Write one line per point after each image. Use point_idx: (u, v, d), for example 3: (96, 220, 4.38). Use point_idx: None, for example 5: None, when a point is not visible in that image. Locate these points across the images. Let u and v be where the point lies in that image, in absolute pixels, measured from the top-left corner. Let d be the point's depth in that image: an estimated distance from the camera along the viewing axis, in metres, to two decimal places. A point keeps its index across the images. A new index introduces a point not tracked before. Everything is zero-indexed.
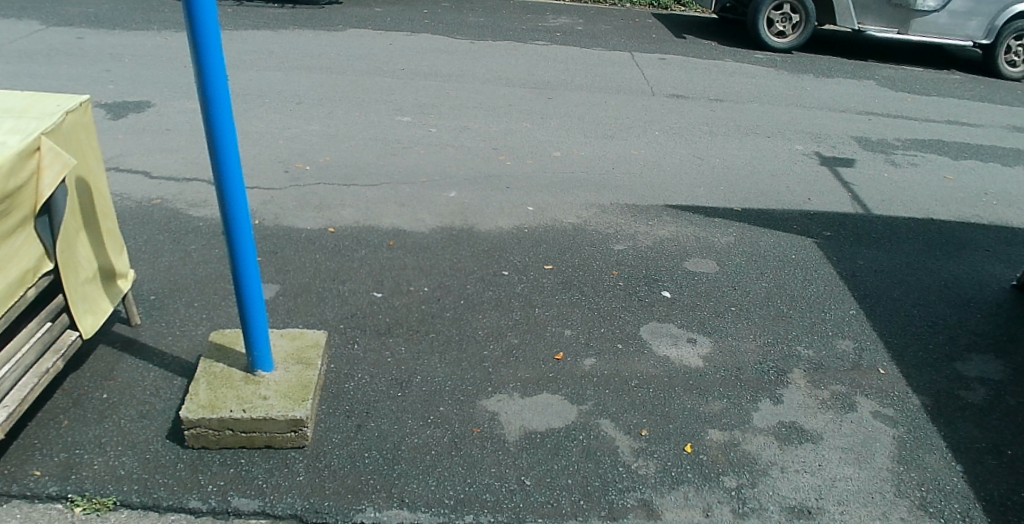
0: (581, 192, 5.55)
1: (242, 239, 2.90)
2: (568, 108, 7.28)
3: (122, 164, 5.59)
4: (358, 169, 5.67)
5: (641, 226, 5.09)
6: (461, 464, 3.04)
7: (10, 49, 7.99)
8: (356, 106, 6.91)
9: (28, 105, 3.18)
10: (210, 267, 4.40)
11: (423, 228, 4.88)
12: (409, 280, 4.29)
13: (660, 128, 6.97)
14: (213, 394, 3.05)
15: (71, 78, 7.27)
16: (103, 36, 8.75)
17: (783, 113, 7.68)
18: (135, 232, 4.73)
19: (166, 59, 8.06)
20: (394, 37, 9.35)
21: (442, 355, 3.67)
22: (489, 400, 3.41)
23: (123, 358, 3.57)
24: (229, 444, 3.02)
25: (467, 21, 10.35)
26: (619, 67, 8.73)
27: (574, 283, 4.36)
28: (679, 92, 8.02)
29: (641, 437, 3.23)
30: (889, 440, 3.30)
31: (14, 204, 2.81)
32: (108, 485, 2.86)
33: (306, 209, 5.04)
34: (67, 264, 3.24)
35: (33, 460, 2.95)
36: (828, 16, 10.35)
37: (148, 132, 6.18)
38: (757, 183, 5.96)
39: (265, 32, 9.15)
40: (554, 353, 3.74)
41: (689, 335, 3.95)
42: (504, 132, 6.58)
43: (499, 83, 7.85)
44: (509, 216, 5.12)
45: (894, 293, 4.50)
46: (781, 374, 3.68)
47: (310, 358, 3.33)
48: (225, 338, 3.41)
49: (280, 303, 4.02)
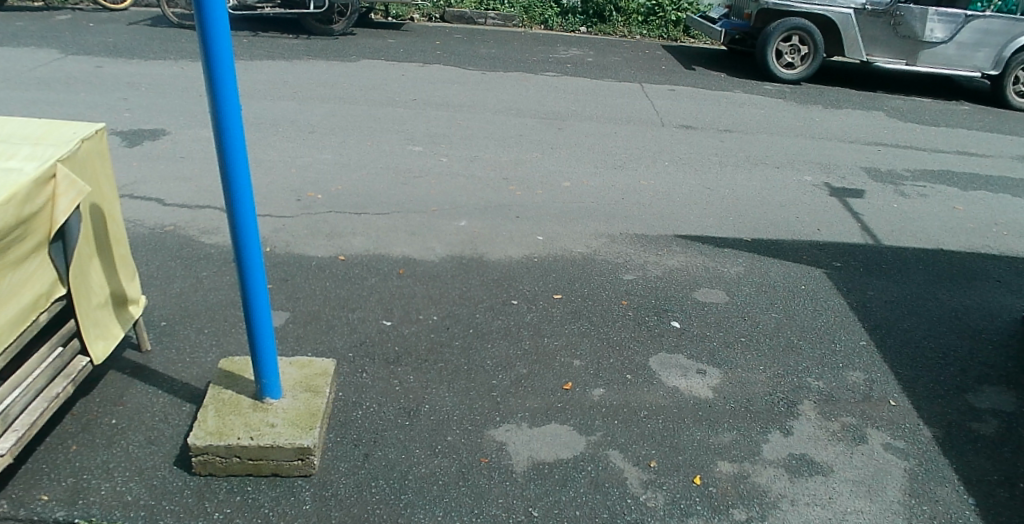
0: (591, 222, 5.58)
1: (253, 267, 2.93)
2: (578, 138, 7.33)
3: (136, 191, 5.67)
4: (369, 198, 5.72)
5: (650, 256, 5.10)
6: (469, 495, 3.02)
7: (30, 77, 8.15)
8: (369, 136, 7.00)
9: (46, 134, 3.25)
10: (221, 293, 4.44)
11: (433, 256, 4.91)
12: (419, 308, 4.30)
13: (670, 159, 7.00)
14: (221, 421, 3.06)
15: (88, 106, 7.40)
16: (120, 65, 8.91)
17: (792, 144, 7.71)
18: (148, 258, 4.78)
19: (182, 88, 8.19)
20: (407, 68, 9.48)
21: (450, 384, 3.67)
22: (498, 430, 3.39)
23: (133, 383, 3.59)
24: (236, 471, 3.02)
25: (479, 53, 10.49)
26: (629, 99, 8.80)
27: (583, 313, 4.35)
28: (688, 123, 8.07)
29: (650, 468, 3.20)
30: (900, 472, 3.25)
31: (29, 229, 2.85)
32: (114, 511, 2.86)
33: (318, 237, 5.08)
34: (80, 290, 3.28)
35: (41, 484, 2.96)
36: (837, 48, 10.42)
37: (164, 160, 6.27)
38: (767, 214, 5.97)
39: (279, 63, 9.29)
40: (563, 383, 3.73)
41: (698, 366, 3.92)
42: (514, 162, 6.63)
43: (510, 114, 7.92)
44: (519, 245, 5.14)
45: (904, 324, 4.47)
46: (792, 406, 3.65)
47: (318, 385, 3.34)
48: (234, 366, 3.42)
49: (290, 330, 4.03)
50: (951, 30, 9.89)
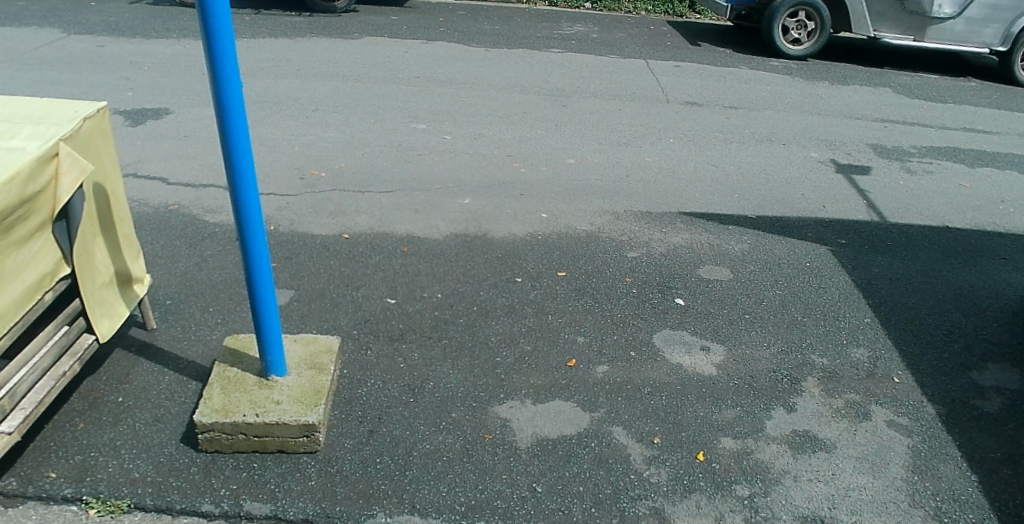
0: (595, 199, 5.55)
1: (257, 245, 2.93)
2: (583, 116, 7.28)
3: (140, 170, 5.65)
4: (373, 176, 5.69)
5: (654, 233, 5.08)
6: (472, 471, 3.04)
7: (32, 57, 8.11)
8: (372, 114, 6.96)
9: (48, 113, 3.25)
10: (225, 272, 4.44)
11: (437, 235, 4.90)
12: (423, 286, 4.30)
13: (675, 136, 6.95)
14: (227, 398, 3.08)
15: (91, 86, 7.37)
16: (123, 44, 8.85)
17: (799, 121, 7.64)
18: (152, 237, 4.78)
19: (184, 67, 8.14)
20: (410, 45, 9.40)
21: (455, 361, 3.68)
22: (501, 406, 3.41)
23: (139, 362, 3.61)
24: (242, 448, 3.05)
25: (483, 29, 10.40)
26: (634, 75, 8.73)
27: (587, 290, 4.35)
28: (694, 100, 8.00)
29: (653, 445, 3.22)
30: (903, 449, 3.26)
31: (32, 208, 2.86)
32: (123, 488, 2.89)
33: (322, 215, 5.07)
34: (85, 269, 3.29)
35: (49, 462, 2.99)
36: (844, 24, 10.31)
37: (167, 139, 6.25)
38: (773, 191, 5.93)
39: (282, 40, 9.23)
40: (567, 360, 3.73)
41: (702, 343, 3.92)
42: (518, 139, 6.59)
43: (514, 91, 7.86)
44: (523, 223, 5.13)
45: (909, 301, 4.46)
46: (795, 382, 3.65)
47: (323, 363, 3.35)
48: (239, 343, 3.44)
49: (294, 308, 4.04)
50: (959, 5, 9.72)
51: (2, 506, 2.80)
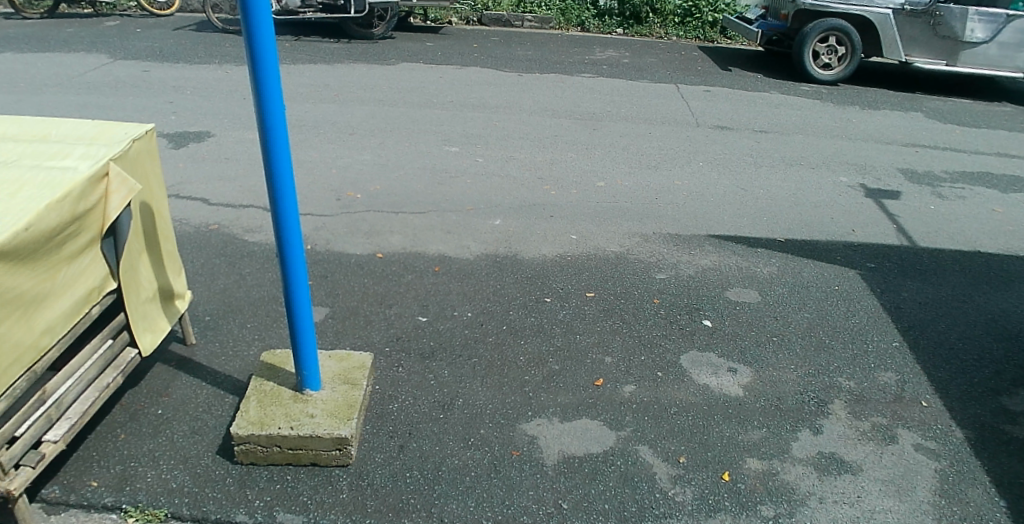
0: (624, 221, 5.61)
1: (295, 261, 3.06)
2: (613, 139, 7.36)
3: (183, 191, 5.86)
4: (406, 197, 5.82)
5: (683, 255, 5.11)
6: (500, 486, 3.10)
7: (81, 82, 8.45)
8: (407, 137, 7.12)
9: (99, 134, 3.44)
10: (262, 289, 4.58)
11: (468, 255, 5.00)
12: (453, 305, 4.39)
13: (704, 159, 6.99)
14: (263, 411, 3.19)
15: (137, 109, 7.66)
16: (167, 69, 9.18)
17: (829, 145, 7.63)
18: (193, 255, 4.95)
19: (226, 91, 8.42)
20: (445, 70, 9.61)
21: (484, 378, 3.75)
22: (529, 424, 3.47)
23: (178, 375, 3.74)
24: (277, 460, 3.15)
25: (515, 55, 10.58)
26: (664, 100, 8.79)
27: (615, 310, 4.40)
28: (723, 124, 8.04)
29: (679, 464, 3.24)
30: (930, 473, 3.24)
31: (82, 225, 3.04)
32: (160, 497, 3.02)
33: (357, 235, 5.21)
34: (130, 284, 3.45)
35: (91, 471, 3.13)
36: (874, 49, 10.27)
37: (208, 161, 6.46)
38: (801, 214, 5.93)
39: (321, 66, 9.51)
40: (593, 380, 3.78)
41: (729, 365, 3.94)
42: (549, 162, 6.69)
43: (546, 114, 7.99)
44: (552, 244, 5.20)
45: (938, 326, 4.42)
46: (822, 405, 3.65)
47: (356, 378, 3.44)
48: (275, 358, 3.55)
49: (329, 325, 4.16)
50: (992, 30, 9.64)
51: (47, 512, 2.95)
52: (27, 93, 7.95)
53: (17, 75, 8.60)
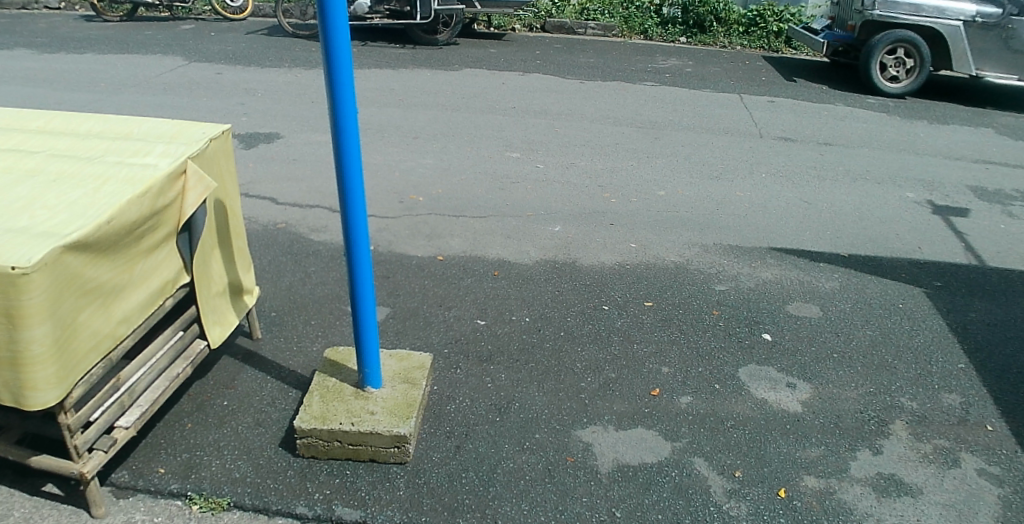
0: (684, 231, 5.58)
1: (360, 261, 3.14)
2: (674, 148, 7.32)
3: (252, 190, 6.06)
4: (467, 202, 5.90)
5: (743, 267, 5.06)
6: (553, 491, 3.12)
7: (159, 83, 8.80)
8: (469, 142, 7.22)
9: (179, 133, 3.60)
10: (326, 288, 4.71)
11: (527, 260, 5.04)
12: (512, 310, 4.44)
13: (767, 171, 6.89)
14: (325, 406, 3.29)
15: (211, 110, 7.94)
16: (240, 72, 9.49)
17: (896, 159, 7.44)
18: (261, 253, 5.12)
19: (295, 94, 8.66)
20: (508, 76, 9.70)
21: (540, 384, 3.79)
22: (584, 431, 3.48)
23: (244, 368, 3.88)
24: (337, 455, 3.24)
25: (578, 62, 10.61)
26: (727, 109, 8.71)
27: (673, 320, 4.38)
28: (787, 135, 7.92)
29: (734, 478, 3.22)
30: (994, 500, 3.15)
31: (160, 220, 3.19)
32: (223, 486, 3.14)
33: (418, 237, 5.30)
34: (202, 278, 3.59)
35: (159, 458, 3.28)
36: (944, 62, 9.97)
37: (277, 161, 6.66)
38: (865, 229, 5.81)
39: (387, 71, 9.70)
40: (650, 389, 3.78)
41: (788, 380, 3.89)
42: (609, 170, 6.69)
43: (607, 122, 7.99)
44: (611, 251, 5.21)
45: (1008, 349, 4.27)
46: (882, 424, 3.58)
47: (415, 378, 3.51)
48: (338, 355, 3.65)
49: (390, 325, 4.25)
50: None
51: (116, 496, 3.11)
52: (110, 93, 8.32)
53: (99, 75, 9.01)
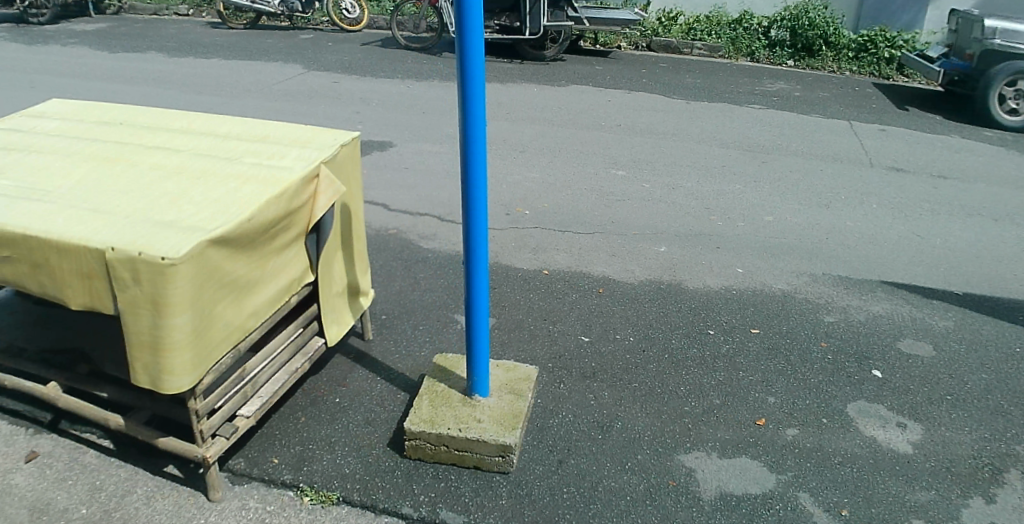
0: (793, 259, 5.49)
1: (479, 271, 3.21)
2: (783, 174, 7.21)
3: (367, 196, 6.28)
4: (574, 217, 5.95)
5: (853, 300, 4.94)
6: (654, 514, 3.12)
7: (278, 89, 9.22)
8: (574, 158, 7.27)
9: (312, 138, 3.76)
10: (433, 294, 4.82)
11: (632, 279, 5.05)
12: (616, 328, 4.45)
13: (879, 202, 6.70)
14: (434, 411, 3.37)
15: (328, 117, 8.26)
16: (355, 82, 9.80)
17: (1014, 196, 7.12)
18: (373, 256, 5.29)
19: (406, 104, 8.92)
20: (613, 94, 9.74)
21: (643, 404, 3.79)
22: (687, 455, 3.46)
23: (355, 368, 4.01)
24: (442, 459, 3.32)
25: (684, 82, 10.56)
26: (836, 136, 8.52)
27: (780, 350, 4.31)
28: (899, 166, 7.68)
29: (841, 516, 3.15)
30: None
31: (293, 221, 3.34)
32: (333, 481, 3.25)
33: (524, 250, 5.38)
34: (325, 278, 3.74)
35: (273, 448, 3.43)
36: None
37: (389, 169, 6.87)
38: (983, 268, 5.57)
39: (494, 84, 9.88)
40: (756, 418, 3.73)
41: (899, 419, 3.78)
42: (716, 192, 6.64)
43: (713, 144, 7.93)
44: (717, 275, 5.17)
45: None
46: (997, 473, 3.43)
47: (521, 389, 3.56)
48: (447, 361, 3.73)
49: (495, 335, 4.32)
50: None
51: (232, 482, 3.26)
52: (233, 97, 8.78)
53: (223, 79, 9.51)
